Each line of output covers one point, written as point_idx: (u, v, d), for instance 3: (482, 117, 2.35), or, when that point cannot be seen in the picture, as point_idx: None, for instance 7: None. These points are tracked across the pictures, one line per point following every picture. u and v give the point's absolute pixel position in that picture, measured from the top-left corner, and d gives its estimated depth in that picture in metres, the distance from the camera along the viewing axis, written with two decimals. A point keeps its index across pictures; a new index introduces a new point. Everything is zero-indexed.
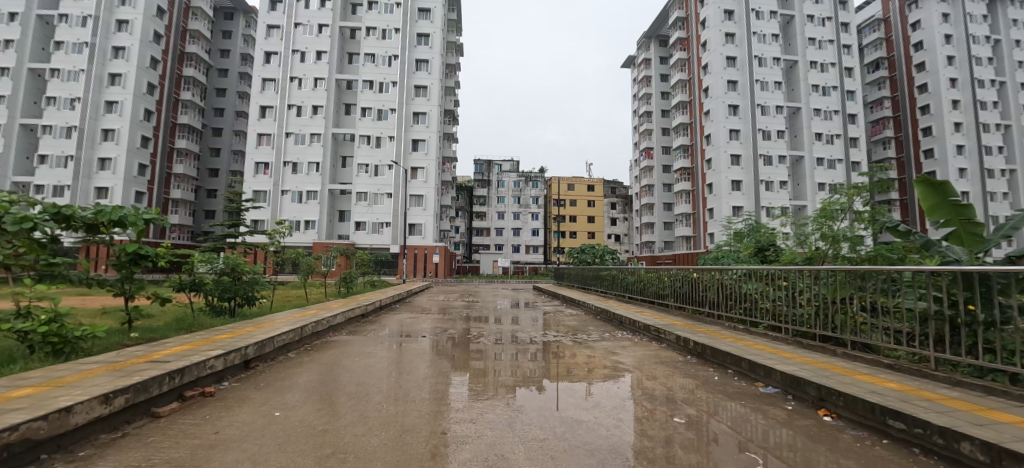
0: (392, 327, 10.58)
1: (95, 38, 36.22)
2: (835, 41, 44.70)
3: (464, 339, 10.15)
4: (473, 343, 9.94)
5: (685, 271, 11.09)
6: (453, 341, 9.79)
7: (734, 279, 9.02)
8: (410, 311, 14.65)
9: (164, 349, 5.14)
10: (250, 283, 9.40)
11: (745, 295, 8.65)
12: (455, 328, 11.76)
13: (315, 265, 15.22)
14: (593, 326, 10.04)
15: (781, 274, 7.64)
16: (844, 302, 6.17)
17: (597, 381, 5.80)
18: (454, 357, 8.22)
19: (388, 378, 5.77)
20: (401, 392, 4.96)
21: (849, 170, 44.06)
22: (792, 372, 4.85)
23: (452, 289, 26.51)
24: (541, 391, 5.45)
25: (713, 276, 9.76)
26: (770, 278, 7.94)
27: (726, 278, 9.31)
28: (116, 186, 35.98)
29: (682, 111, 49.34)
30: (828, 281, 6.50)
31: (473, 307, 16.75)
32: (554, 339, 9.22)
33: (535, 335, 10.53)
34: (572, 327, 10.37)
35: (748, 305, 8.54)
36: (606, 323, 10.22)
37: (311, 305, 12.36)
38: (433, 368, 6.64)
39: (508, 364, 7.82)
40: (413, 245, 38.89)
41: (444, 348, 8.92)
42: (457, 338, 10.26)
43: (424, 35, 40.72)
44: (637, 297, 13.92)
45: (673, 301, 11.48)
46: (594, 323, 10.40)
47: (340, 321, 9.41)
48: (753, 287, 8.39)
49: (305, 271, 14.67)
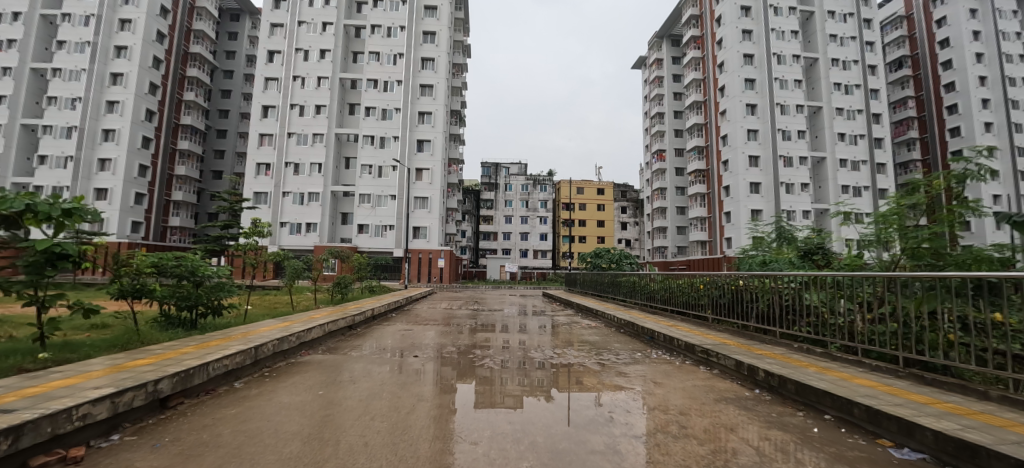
0: (383, 340, 9.09)
1: (97, 37, 35.73)
2: (857, 37, 42.74)
3: (466, 352, 8.74)
4: (475, 356, 8.39)
5: (724, 277, 9.47)
6: (454, 355, 8.31)
7: (784, 287, 7.46)
8: (408, 320, 13.15)
9: (37, 383, 3.61)
10: (216, 289, 7.97)
11: (807, 308, 6.93)
12: (455, 338, 10.45)
13: (303, 268, 13.83)
14: (612, 340, 8.66)
15: (845, 282, 6.10)
16: (948, 319, 4.51)
17: (630, 410, 4.38)
18: (455, 371, 6.73)
19: (364, 411, 4.15)
20: (381, 440, 3.35)
21: (875, 172, 41.86)
22: (951, 430, 3.11)
23: (458, 296, 25.12)
24: (548, 401, 4.95)
25: (759, 285, 8.18)
26: (839, 287, 6.23)
27: (780, 287, 7.60)
28: (114, 187, 35.15)
29: (696, 111, 47.69)
30: (924, 291, 4.84)
31: (478, 316, 15.25)
32: (566, 354, 7.86)
33: (549, 349, 8.95)
34: (586, 341, 8.99)
35: (804, 319, 6.99)
36: (626, 338, 8.80)
37: (298, 314, 10.92)
38: (431, 396, 5.00)
39: (514, 372, 6.68)
40: (418, 248, 37.45)
41: (444, 362, 7.49)
42: (462, 351, 8.75)
43: (430, 33, 39.73)
44: (666, 306, 12.20)
45: (709, 313, 9.83)
46: (612, 337, 9.04)
47: (323, 333, 7.96)
48: (808, 297, 6.86)
49: (291, 276, 13.27)
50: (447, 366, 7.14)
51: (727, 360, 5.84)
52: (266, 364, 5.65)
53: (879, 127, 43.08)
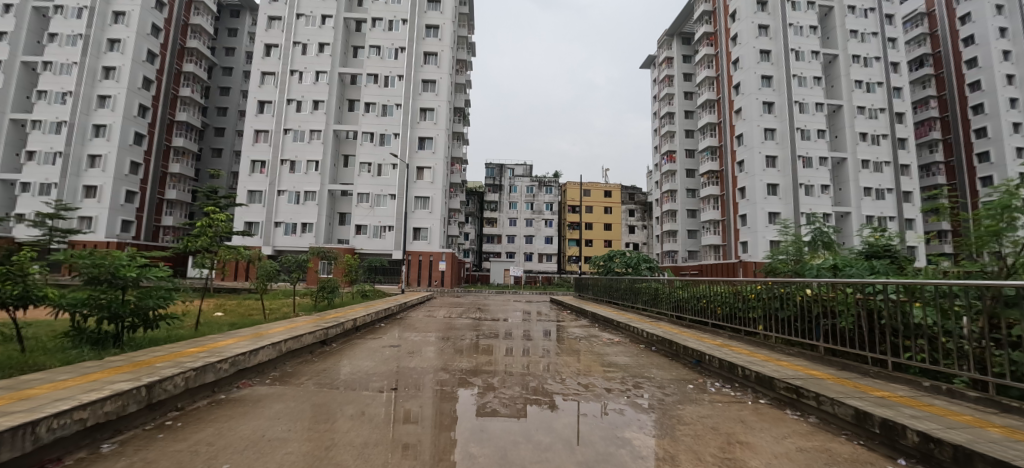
0: (365, 356, 7.40)
1: (90, 29, 34.65)
2: (879, 33, 40.93)
3: (467, 367, 6.95)
4: (476, 374, 6.70)
5: (777, 286, 7.64)
6: (453, 372, 6.54)
7: (867, 301, 5.68)
8: (400, 330, 11.44)
9: None
10: (146, 293, 6.27)
11: (909, 326, 5.08)
12: (454, 352, 8.65)
13: (278, 270, 12.07)
14: (652, 365, 6.77)
15: (970, 293, 4.27)
16: None
17: None
18: (455, 397, 4.94)
19: None
20: None
21: (898, 173, 39.78)
22: None
23: (459, 301, 23.43)
24: (564, 436, 3.56)
25: (828, 296, 6.38)
26: (959, 301, 4.40)
27: (864, 299, 5.73)
28: (104, 184, 33.82)
29: (709, 110, 45.83)
30: None
31: (481, 324, 13.57)
32: (595, 380, 6.02)
33: (567, 368, 7.23)
34: (615, 363, 7.13)
35: (901, 341, 5.20)
36: (668, 361, 6.92)
37: (270, 325, 9.18)
38: (413, 450, 3.24)
39: (528, 397, 4.89)
40: (418, 251, 35.80)
41: (441, 384, 5.71)
42: (464, 367, 6.97)
43: (434, 26, 38.28)
44: (702, 319, 10.26)
45: (760, 328, 7.99)
46: (649, 360, 7.16)
47: (283, 351, 6.20)
48: (903, 315, 5.09)
49: (262, 278, 11.52)
50: (444, 390, 5.35)
51: (835, 407, 4.06)
52: (166, 414, 3.80)
53: (903, 127, 41.01)
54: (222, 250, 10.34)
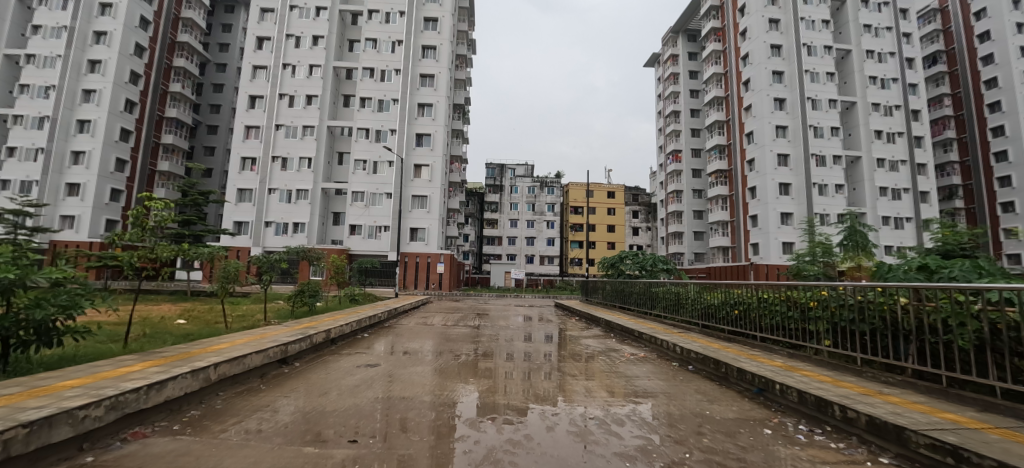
0: (333, 378, 5.83)
1: (75, 21, 33.40)
2: (894, 28, 39.45)
3: (464, 395, 5.18)
4: (473, 400, 5.09)
5: (846, 290, 6.00)
6: (448, 402, 4.77)
7: (1000, 314, 3.96)
8: (389, 340, 9.89)
9: None
10: (44, 295, 4.83)
11: None
12: (447, 372, 6.86)
13: (241, 270, 10.02)
14: (711, 400, 4.97)
15: None
16: None
17: None
18: (447, 452, 3.20)
19: None
20: None
21: (916, 173, 38.18)
22: None
23: (458, 306, 21.92)
24: None
25: (931, 305, 4.68)
26: None
27: (990, 311, 4.06)
28: (88, 182, 32.41)
29: (717, 107, 44.34)
30: None
31: (482, 332, 12.07)
32: (643, 418, 4.23)
33: (588, 392, 5.64)
34: (659, 395, 5.33)
35: None
36: (729, 394, 5.15)
37: (234, 335, 7.62)
38: None
39: (548, 451, 3.28)
40: (415, 252, 34.29)
41: (428, 422, 3.95)
42: (463, 395, 5.22)
43: (432, 19, 36.91)
44: (745, 330, 8.54)
45: (825, 344, 6.32)
46: (702, 391, 5.38)
47: (214, 380, 4.56)
48: None
49: (224, 277, 9.56)
50: (433, 434, 3.61)
51: None
52: None
53: (919, 125, 39.51)
54: (159, 245, 8.23)
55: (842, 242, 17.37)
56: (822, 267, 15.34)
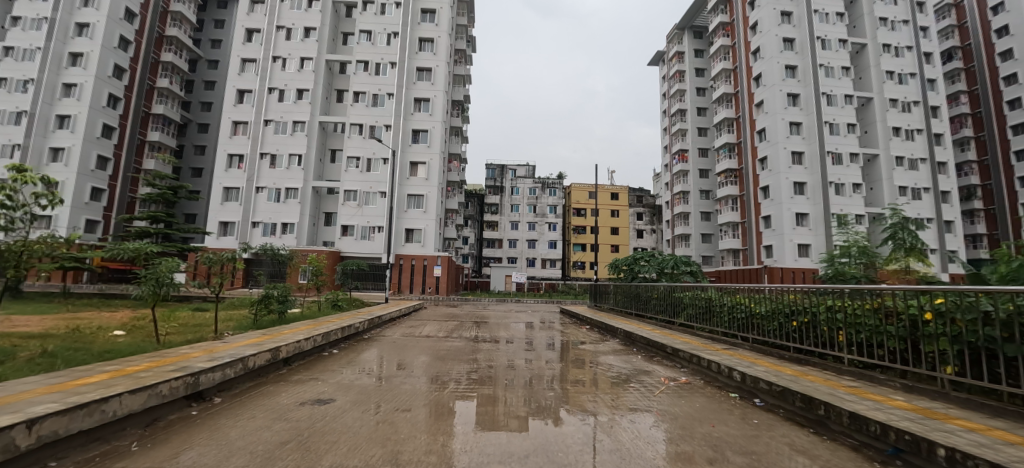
0: (256, 422, 3.95)
1: (57, 12, 31.97)
2: (910, 21, 37.90)
3: (452, 448, 3.31)
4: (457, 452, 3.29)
5: (972, 296, 4.15)
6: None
7: None
8: (367, 355, 8.14)
9: None
10: None
11: None
12: (427, 401, 5.03)
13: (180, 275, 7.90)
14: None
15: None
16: None
17: None
18: None
19: None
20: None
21: (936, 172, 36.41)
22: None
23: (455, 312, 20.13)
24: None
25: None
26: None
27: None
28: (67, 180, 30.77)
29: (726, 104, 42.62)
30: None
31: (480, 343, 10.34)
32: None
33: (627, 433, 3.89)
34: (739, 450, 3.50)
35: None
36: (852, 462, 3.27)
37: (155, 353, 5.83)
38: None
39: None
40: (410, 254, 32.58)
41: None
42: (451, 446, 3.36)
43: (429, 11, 35.41)
44: (810, 348, 6.72)
45: (947, 373, 4.40)
46: (808, 452, 3.49)
47: (28, 448, 2.65)
48: None
49: (155, 284, 7.52)
50: None
51: None
52: None
53: (938, 122, 37.75)
54: None
55: (884, 244, 15.46)
56: (862, 270, 13.56)
